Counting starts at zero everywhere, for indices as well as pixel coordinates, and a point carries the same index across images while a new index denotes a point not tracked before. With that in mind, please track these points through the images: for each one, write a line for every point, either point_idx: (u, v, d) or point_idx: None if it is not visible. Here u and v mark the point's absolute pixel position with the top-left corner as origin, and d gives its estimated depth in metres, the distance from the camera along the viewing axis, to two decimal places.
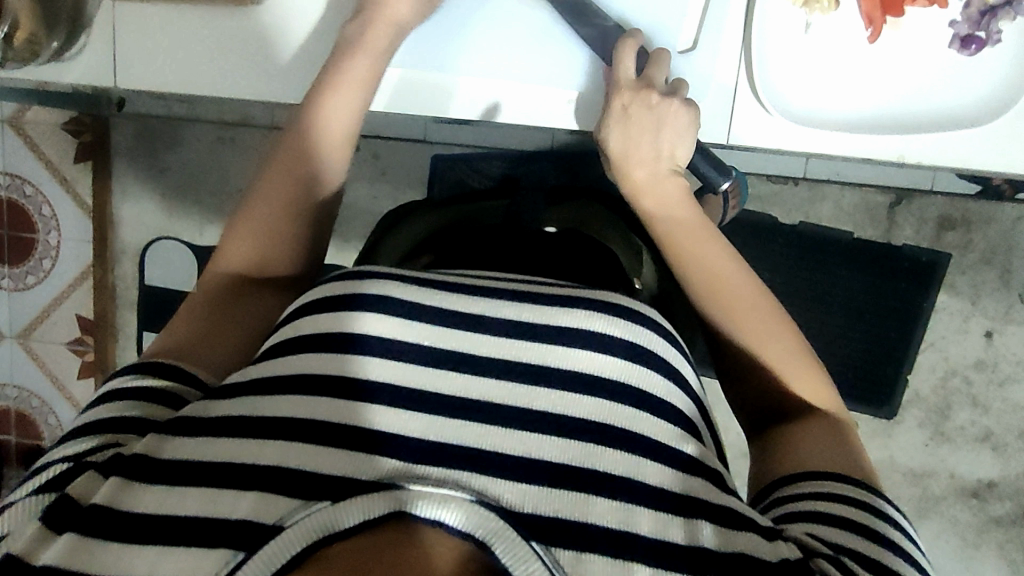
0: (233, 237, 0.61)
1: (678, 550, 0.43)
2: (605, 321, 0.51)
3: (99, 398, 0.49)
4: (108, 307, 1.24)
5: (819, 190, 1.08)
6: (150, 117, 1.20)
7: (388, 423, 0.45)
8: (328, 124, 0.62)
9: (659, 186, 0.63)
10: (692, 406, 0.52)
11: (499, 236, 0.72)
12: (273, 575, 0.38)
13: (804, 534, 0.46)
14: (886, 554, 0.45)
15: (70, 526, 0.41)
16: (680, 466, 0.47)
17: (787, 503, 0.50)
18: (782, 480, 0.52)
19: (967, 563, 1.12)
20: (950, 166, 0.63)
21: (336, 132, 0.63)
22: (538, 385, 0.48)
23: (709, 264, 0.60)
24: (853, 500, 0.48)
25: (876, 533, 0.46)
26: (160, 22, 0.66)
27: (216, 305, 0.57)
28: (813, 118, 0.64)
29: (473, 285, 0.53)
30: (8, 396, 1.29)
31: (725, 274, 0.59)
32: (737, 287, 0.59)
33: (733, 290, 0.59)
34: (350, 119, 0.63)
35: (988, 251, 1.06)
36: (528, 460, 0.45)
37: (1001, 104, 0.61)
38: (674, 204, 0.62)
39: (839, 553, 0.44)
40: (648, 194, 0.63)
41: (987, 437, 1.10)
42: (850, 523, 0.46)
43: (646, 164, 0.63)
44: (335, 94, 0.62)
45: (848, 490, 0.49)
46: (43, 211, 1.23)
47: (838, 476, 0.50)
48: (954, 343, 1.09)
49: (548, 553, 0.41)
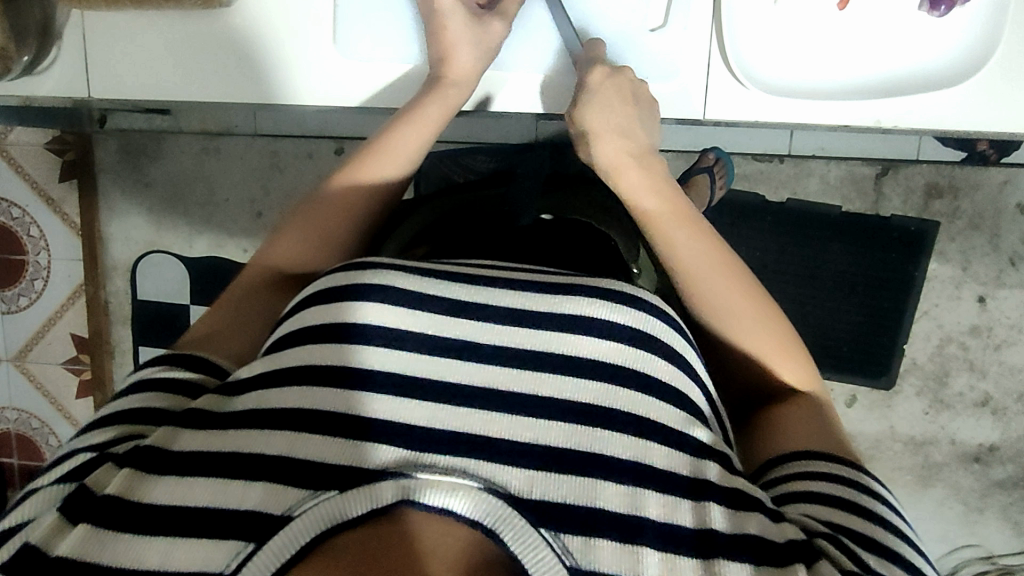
0: (282, 232, 0.61)
1: (689, 535, 0.43)
2: (607, 308, 0.50)
3: (125, 389, 0.49)
4: (102, 324, 1.24)
5: (804, 166, 1.08)
6: (133, 132, 1.20)
7: (393, 413, 0.44)
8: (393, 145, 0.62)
9: (637, 162, 0.62)
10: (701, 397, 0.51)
11: (488, 216, 0.70)
12: (280, 566, 0.38)
13: (802, 515, 0.46)
14: (886, 536, 0.45)
15: (87, 517, 0.40)
16: (694, 450, 0.46)
17: (785, 483, 0.49)
18: (778, 459, 0.51)
19: (973, 528, 1.12)
20: (929, 129, 0.63)
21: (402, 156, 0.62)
22: (544, 370, 0.47)
23: (683, 255, 0.58)
24: (848, 480, 0.48)
25: (865, 509, 0.46)
26: (132, 29, 0.66)
27: (249, 297, 0.58)
28: (788, 88, 0.64)
29: (475, 274, 0.52)
30: (8, 419, 1.28)
31: (699, 264, 0.58)
32: (711, 274, 0.58)
33: (710, 282, 0.57)
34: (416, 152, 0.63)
35: (976, 217, 1.07)
36: (534, 447, 0.44)
37: (973, 63, 0.61)
38: (651, 182, 0.61)
39: (836, 532, 0.44)
40: (628, 171, 0.62)
41: (985, 402, 1.10)
42: (846, 503, 0.46)
43: (623, 139, 0.62)
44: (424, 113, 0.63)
45: (846, 472, 0.49)
46: (31, 232, 1.23)
47: (839, 457, 0.50)
48: (948, 310, 1.09)
49: (557, 540, 0.40)
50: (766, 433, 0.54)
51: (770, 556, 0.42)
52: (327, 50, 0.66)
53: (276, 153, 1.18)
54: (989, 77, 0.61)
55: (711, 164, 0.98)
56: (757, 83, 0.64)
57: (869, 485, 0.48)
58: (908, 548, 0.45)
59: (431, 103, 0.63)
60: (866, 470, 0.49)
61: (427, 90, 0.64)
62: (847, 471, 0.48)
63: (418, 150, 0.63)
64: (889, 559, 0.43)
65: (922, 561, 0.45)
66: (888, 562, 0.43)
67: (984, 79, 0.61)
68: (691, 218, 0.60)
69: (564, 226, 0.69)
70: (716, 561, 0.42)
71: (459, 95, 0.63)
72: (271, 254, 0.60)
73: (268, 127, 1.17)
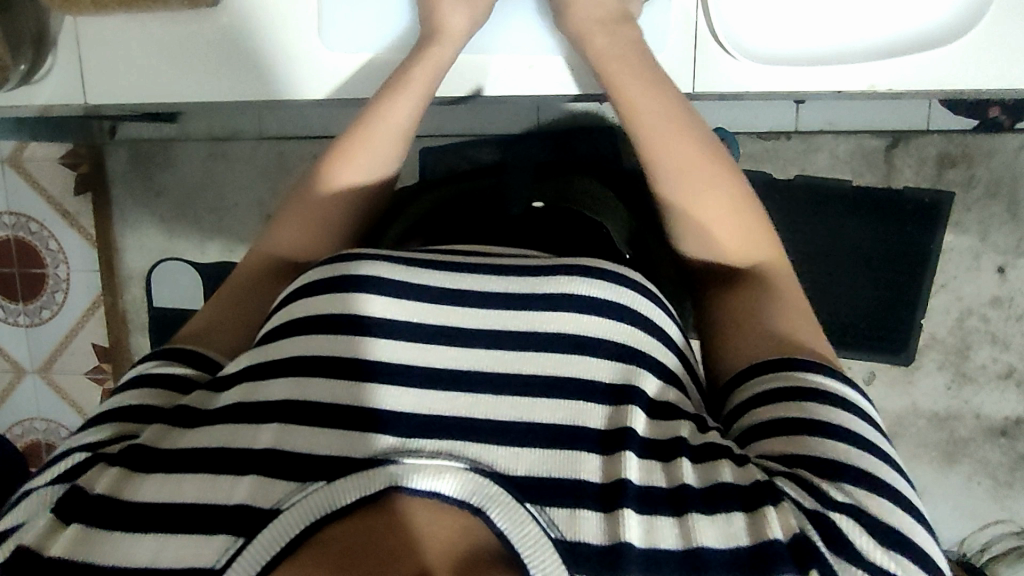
0: (276, 221, 0.61)
1: (664, 494, 0.42)
2: (590, 284, 0.50)
3: (120, 386, 0.50)
4: (121, 332, 1.26)
5: (812, 142, 1.06)
6: (142, 142, 1.22)
7: (385, 401, 0.45)
8: (382, 117, 0.61)
9: (609, 29, 0.61)
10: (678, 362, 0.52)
11: (477, 208, 0.70)
12: (269, 560, 0.39)
13: (759, 457, 0.45)
14: (842, 451, 0.43)
15: (78, 517, 0.41)
16: (651, 410, 0.47)
17: (746, 417, 0.48)
18: (735, 383, 0.50)
19: (1003, 504, 1.10)
20: (930, 90, 0.62)
21: (386, 133, 0.61)
22: (527, 350, 0.48)
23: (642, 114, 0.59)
24: (804, 393, 0.46)
25: (822, 425, 0.44)
26: (123, 34, 0.67)
27: (247, 286, 0.59)
28: (776, 57, 0.63)
29: (461, 261, 0.52)
30: (37, 429, 1.31)
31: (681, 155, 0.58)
32: (668, 134, 0.58)
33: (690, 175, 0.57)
34: (405, 126, 0.62)
35: (993, 184, 1.04)
36: (520, 426, 0.44)
37: (970, 19, 0.60)
38: (626, 46, 0.61)
39: (794, 468, 0.43)
40: (595, 38, 0.61)
41: (1009, 373, 1.08)
42: (799, 426, 0.45)
43: (596, 8, 0.61)
44: (414, 73, 0.62)
45: (797, 382, 0.47)
46: (50, 245, 1.25)
47: (778, 360, 0.49)
48: (967, 281, 1.06)
49: (543, 514, 0.40)
50: (731, 346, 0.53)
51: (747, 500, 0.41)
52: (310, 42, 0.66)
53: (283, 155, 1.19)
54: (989, 31, 0.59)
55: None
56: (744, 53, 0.63)
57: (823, 390, 0.46)
58: (873, 459, 0.43)
59: (420, 65, 0.62)
60: (811, 367, 0.48)
61: (416, 54, 0.63)
62: (797, 384, 0.47)
63: (411, 117, 0.62)
64: (850, 480, 0.42)
65: (889, 470, 0.43)
66: (849, 484, 0.42)
67: (983, 35, 0.60)
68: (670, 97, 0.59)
69: (554, 212, 0.69)
70: (690, 516, 0.41)
71: (444, 51, 0.63)
72: (269, 242, 0.60)
73: (273, 130, 1.17)
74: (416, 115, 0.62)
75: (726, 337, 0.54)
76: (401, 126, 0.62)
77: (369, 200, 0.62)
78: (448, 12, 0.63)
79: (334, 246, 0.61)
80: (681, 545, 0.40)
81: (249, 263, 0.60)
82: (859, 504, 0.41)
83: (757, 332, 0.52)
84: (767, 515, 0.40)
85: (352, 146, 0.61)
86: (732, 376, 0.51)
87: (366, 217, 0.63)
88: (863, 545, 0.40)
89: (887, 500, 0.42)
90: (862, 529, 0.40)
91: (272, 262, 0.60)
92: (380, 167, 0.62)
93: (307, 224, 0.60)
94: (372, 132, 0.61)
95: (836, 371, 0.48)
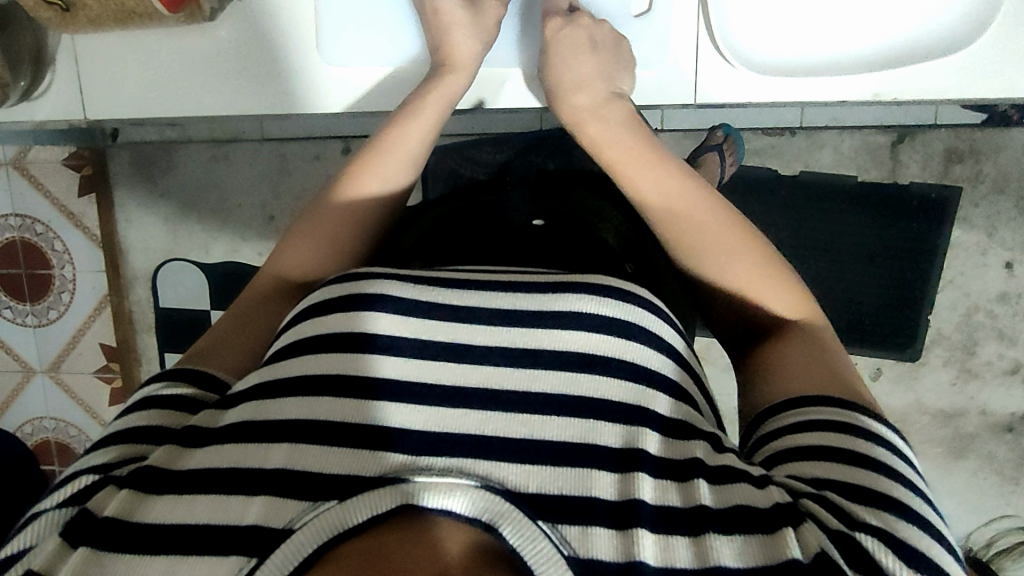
0: (287, 240, 0.61)
1: (678, 515, 0.43)
2: (596, 302, 0.50)
3: (129, 406, 0.50)
4: (128, 332, 1.27)
5: (817, 138, 1.05)
6: (144, 144, 1.22)
7: (394, 418, 0.45)
8: (393, 142, 0.61)
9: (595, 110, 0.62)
10: (683, 374, 0.52)
11: (482, 222, 0.69)
12: (294, 567, 0.39)
13: (788, 477, 0.44)
14: (874, 479, 0.42)
15: (87, 540, 0.41)
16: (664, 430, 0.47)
17: (776, 440, 0.47)
18: (766, 414, 0.49)
19: (1009, 499, 1.10)
20: (930, 99, 0.62)
21: (396, 158, 0.61)
22: (537, 367, 0.48)
23: (646, 189, 0.59)
24: (845, 426, 0.45)
25: (855, 454, 0.44)
26: (121, 48, 0.67)
27: (257, 306, 0.59)
28: (778, 66, 0.63)
29: (467, 279, 0.52)
30: (47, 428, 1.33)
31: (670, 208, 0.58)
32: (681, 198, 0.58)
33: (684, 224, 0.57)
34: (419, 153, 0.62)
35: (1001, 180, 1.03)
36: (530, 442, 0.44)
37: (975, 27, 0.59)
38: (614, 124, 0.61)
39: (821, 490, 0.43)
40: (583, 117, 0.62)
41: (1016, 369, 1.07)
42: (830, 452, 0.44)
43: (582, 85, 0.62)
44: (426, 103, 0.62)
45: (837, 414, 0.46)
46: (55, 247, 1.26)
47: (830, 395, 0.47)
48: (973, 278, 1.05)
49: (555, 531, 0.41)
50: (764, 379, 0.52)
51: (762, 521, 0.41)
52: (314, 59, 0.66)
53: (285, 156, 1.18)
54: (993, 40, 0.59)
55: (720, 141, 0.95)
56: (745, 62, 0.62)
57: (857, 424, 0.45)
58: (908, 492, 0.42)
59: (435, 92, 0.62)
60: (865, 411, 0.46)
61: (428, 83, 0.63)
62: (835, 416, 0.46)
63: (419, 146, 0.62)
64: (880, 506, 0.41)
65: (921, 502, 0.42)
66: (882, 510, 0.41)
67: (985, 45, 0.59)
68: (646, 147, 0.60)
69: (558, 228, 0.69)
70: (707, 537, 0.41)
71: (457, 80, 0.63)
72: (279, 263, 0.60)
73: (276, 131, 1.18)
74: (428, 141, 0.63)
75: (765, 372, 0.52)
76: (411, 153, 0.62)
77: (379, 220, 0.62)
78: (457, 35, 0.62)
79: (343, 264, 0.61)
80: (695, 565, 0.40)
81: (261, 286, 0.60)
82: (888, 527, 0.40)
83: (802, 368, 0.50)
84: (786, 537, 0.40)
85: (363, 168, 0.61)
86: (759, 412, 0.50)
87: (380, 237, 0.63)
88: (889, 565, 0.39)
89: (918, 529, 0.41)
90: (890, 551, 0.39)
91: (281, 283, 0.60)
92: (392, 185, 0.62)
93: (318, 243, 0.60)
94: (383, 155, 0.61)
95: (874, 411, 0.47)
